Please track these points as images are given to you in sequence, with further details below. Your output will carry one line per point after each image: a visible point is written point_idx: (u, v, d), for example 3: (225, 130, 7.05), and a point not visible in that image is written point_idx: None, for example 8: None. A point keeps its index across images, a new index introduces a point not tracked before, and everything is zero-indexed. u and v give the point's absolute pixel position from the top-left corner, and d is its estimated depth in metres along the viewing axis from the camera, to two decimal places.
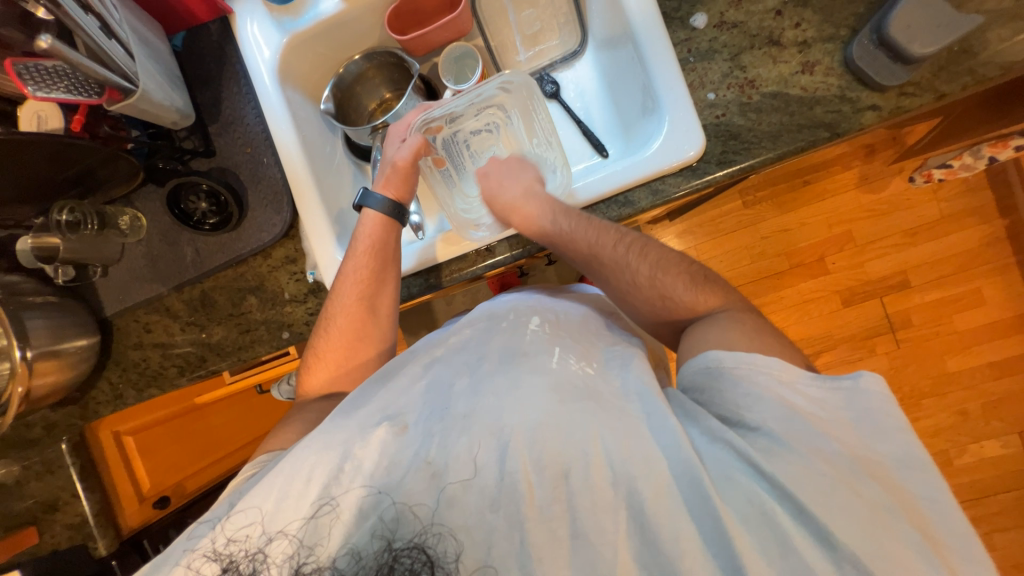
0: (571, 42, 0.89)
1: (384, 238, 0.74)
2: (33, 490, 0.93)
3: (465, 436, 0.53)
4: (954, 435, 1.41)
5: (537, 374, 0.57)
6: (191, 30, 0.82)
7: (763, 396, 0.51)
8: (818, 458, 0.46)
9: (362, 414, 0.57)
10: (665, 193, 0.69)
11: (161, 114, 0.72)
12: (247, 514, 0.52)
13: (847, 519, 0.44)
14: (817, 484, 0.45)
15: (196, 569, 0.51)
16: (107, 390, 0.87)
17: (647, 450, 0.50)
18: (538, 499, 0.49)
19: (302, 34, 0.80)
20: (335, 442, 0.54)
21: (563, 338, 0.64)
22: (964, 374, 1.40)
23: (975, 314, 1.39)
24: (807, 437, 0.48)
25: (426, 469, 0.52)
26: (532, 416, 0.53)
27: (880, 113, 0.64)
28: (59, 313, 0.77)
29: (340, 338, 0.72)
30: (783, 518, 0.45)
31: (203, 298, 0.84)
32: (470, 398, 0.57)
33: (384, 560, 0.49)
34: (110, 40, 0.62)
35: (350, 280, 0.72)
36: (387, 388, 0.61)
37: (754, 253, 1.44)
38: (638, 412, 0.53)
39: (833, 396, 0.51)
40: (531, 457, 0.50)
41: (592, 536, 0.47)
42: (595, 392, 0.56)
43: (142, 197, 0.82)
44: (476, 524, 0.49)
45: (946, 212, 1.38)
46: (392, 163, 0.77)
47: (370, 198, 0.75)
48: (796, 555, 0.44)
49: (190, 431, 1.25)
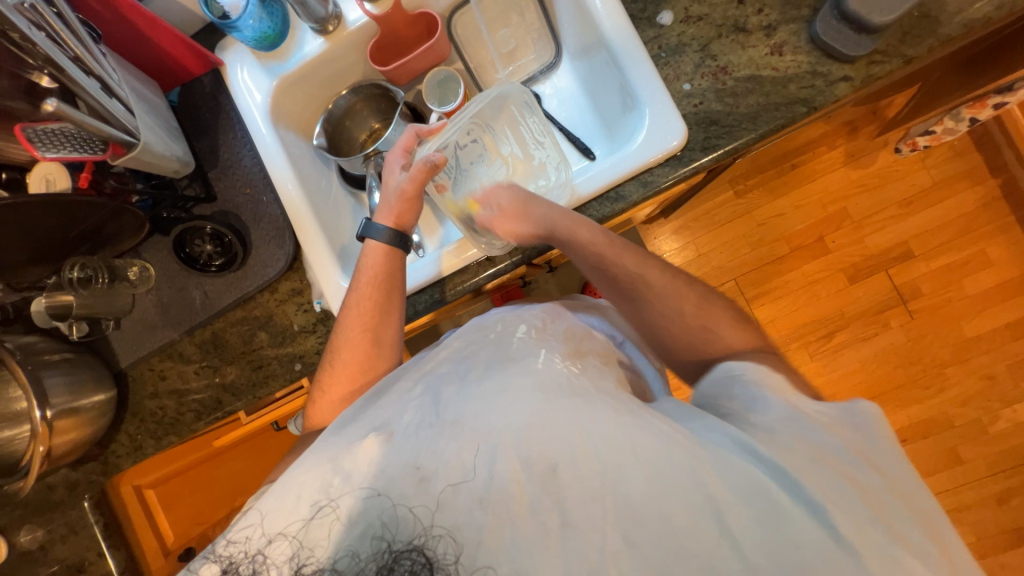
0: (547, 55, 0.92)
1: (390, 266, 0.74)
2: (59, 552, 0.93)
3: (454, 440, 0.52)
4: (984, 401, 1.37)
5: (523, 375, 0.57)
6: (185, 85, 0.85)
7: (759, 401, 0.53)
8: (805, 447, 0.48)
9: (353, 429, 0.57)
10: (655, 183, 0.71)
11: (163, 164, 0.75)
12: (247, 517, 0.54)
13: (837, 491, 0.44)
14: (805, 463, 0.46)
15: (196, 570, 0.52)
16: (126, 442, 0.87)
17: (634, 436, 0.49)
18: (527, 495, 0.48)
19: (290, 76, 0.84)
20: (324, 458, 0.54)
21: (549, 340, 0.64)
22: (984, 338, 1.38)
23: (984, 276, 1.38)
24: (806, 432, 0.49)
25: (415, 474, 0.51)
26: (518, 417, 0.52)
27: (853, 83, 0.66)
28: (76, 368, 0.79)
29: (346, 369, 0.71)
30: (779, 495, 0.45)
31: (214, 340, 0.85)
32: (459, 404, 0.56)
33: (384, 560, 0.48)
34: (110, 99, 0.65)
35: (355, 311, 0.72)
36: (380, 402, 0.61)
37: (753, 241, 1.45)
38: (622, 409, 0.53)
39: (837, 410, 0.52)
40: (518, 455, 0.50)
41: (581, 526, 0.46)
42: (579, 387, 0.56)
43: (149, 247, 0.84)
44: (466, 522, 0.48)
45: (937, 178, 1.39)
46: (399, 191, 0.74)
47: (374, 229, 0.75)
48: (789, 525, 0.44)
49: (212, 478, 1.23)
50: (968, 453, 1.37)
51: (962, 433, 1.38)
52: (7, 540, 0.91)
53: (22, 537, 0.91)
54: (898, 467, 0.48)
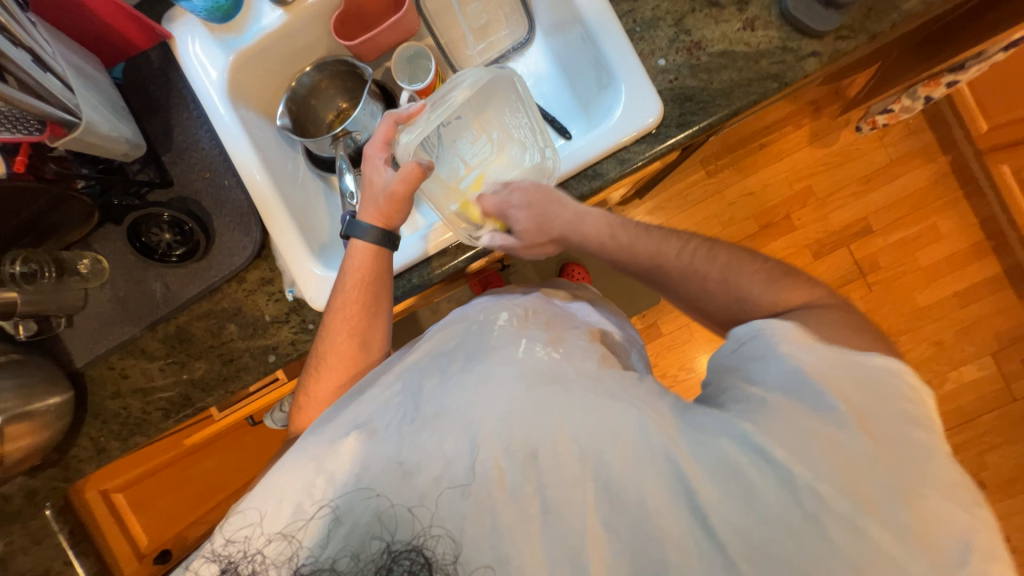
0: (519, 31, 0.90)
1: (378, 269, 0.71)
2: (20, 564, 0.88)
3: (436, 435, 0.51)
4: (934, 365, 1.47)
5: (503, 365, 0.55)
6: (130, 60, 0.79)
7: (768, 365, 0.50)
8: (804, 417, 0.45)
9: (331, 427, 0.54)
10: (631, 161, 0.71)
11: (110, 146, 0.69)
12: (245, 515, 0.50)
13: (816, 464, 0.43)
14: (795, 436, 0.44)
15: (193, 569, 0.50)
16: (89, 445, 0.82)
17: (614, 419, 0.49)
18: (508, 483, 0.48)
19: (248, 50, 0.79)
20: (305, 459, 0.52)
21: (531, 329, 0.61)
22: (935, 307, 1.47)
23: (935, 249, 1.46)
24: (806, 396, 0.46)
25: (398, 470, 0.49)
26: (499, 407, 0.51)
27: (821, 59, 0.67)
28: (25, 369, 0.73)
29: (331, 375, 0.68)
30: (748, 469, 0.45)
31: (179, 334, 0.81)
32: (440, 397, 0.54)
33: (383, 560, 0.47)
34: (45, 73, 0.59)
35: (340, 316, 0.69)
36: (362, 398, 0.57)
37: (724, 220, 1.48)
38: (600, 391, 0.52)
39: (843, 367, 0.48)
40: (501, 443, 0.49)
41: (562, 510, 0.47)
42: (560, 375, 0.54)
43: (100, 238, 0.78)
44: (448, 515, 0.47)
45: (894, 156, 1.46)
46: (388, 193, 0.70)
47: (358, 227, 0.71)
48: (758, 497, 0.44)
49: (184, 479, 1.19)
50: None
51: None
52: None
53: None
54: (921, 433, 0.44)
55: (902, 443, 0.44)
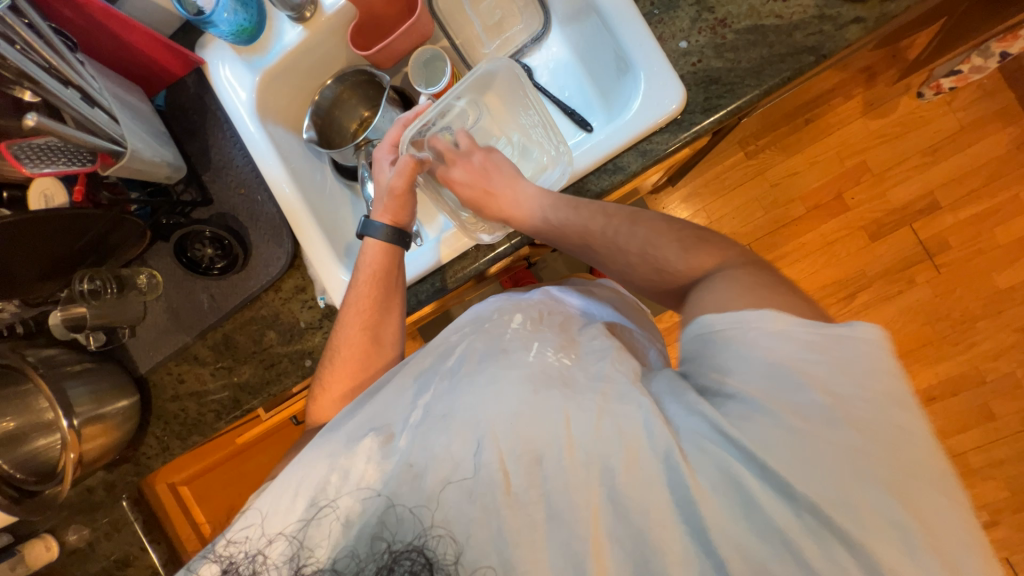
0: (536, 24, 0.87)
1: (388, 264, 0.72)
2: (105, 549, 0.98)
3: (444, 435, 0.51)
4: (1018, 355, 1.32)
5: (513, 367, 0.54)
6: (170, 87, 0.84)
7: (737, 355, 0.45)
8: (783, 418, 0.42)
9: (348, 427, 0.56)
10: (654, 151, 0.67)
11: (155, 171, 0.75)
12: (247, 517, 0.54)
13: (814, 476, 0.40)
14: (783, 442, 0.41)
15: (196, 570, 0.53)
16: (155, 444, 0.90)
17: (622, 423, 0.47)
18: (514, 486, 0.47)
19: (272, 69, 0.82)
20: (322, 453, 0.54)
21: (543, 331, 0.60)
22: (1018, 289, 1.31)
23: (1016, 223, 1.30)
24: (783, 393, 0.43)
25: (409, 472, 0.50)
26: (505, 409, 0.50)
27: (865, 25, 0.61)
28: (98, 377, 0.81)
29: (343, 367, 0.69)
30: (747, 479, 0.42)
31: (226, 341, 0.86)
32: (449, 398, 0.54)
33: (384, 561, 0.48)
34: (93, 109, 0.65)
35: (352, 311, 0.70)
36: (376, 398, 0.59)
37: (766, 203, 1.39)
38: (612, 394, 0.50)
39: (824, 342, 0.44)
40: (506, 445, 0.49)
41: (566, 514, 0.46)
42: (569, 378, 0.53)
43: (154, 255, 0.85)
44: (456, 517, 0.48)
45: (964, 121, 1.30)
46: (389, 188, 0.73)
47: (370, 226, 0.73)
48: (760, 513, 0.41)
49: (240, 473, 1.28)
50: (1000, 409, 1.32)
51: (994, 389, 1.33)
52: (58, 540, 0.97)
53: (71, 536, 0.97)
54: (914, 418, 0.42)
55: (894, 435, 0.41)
